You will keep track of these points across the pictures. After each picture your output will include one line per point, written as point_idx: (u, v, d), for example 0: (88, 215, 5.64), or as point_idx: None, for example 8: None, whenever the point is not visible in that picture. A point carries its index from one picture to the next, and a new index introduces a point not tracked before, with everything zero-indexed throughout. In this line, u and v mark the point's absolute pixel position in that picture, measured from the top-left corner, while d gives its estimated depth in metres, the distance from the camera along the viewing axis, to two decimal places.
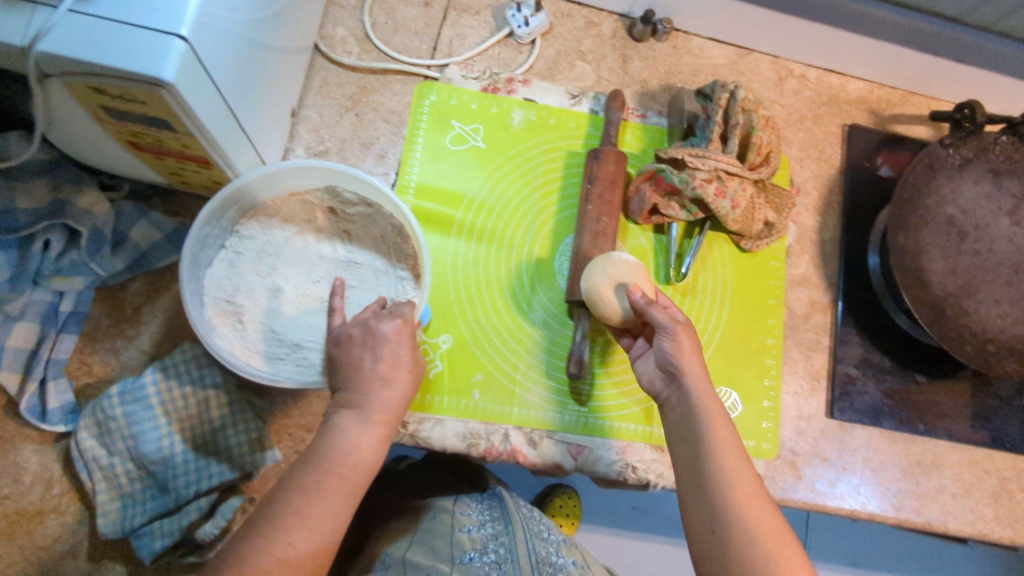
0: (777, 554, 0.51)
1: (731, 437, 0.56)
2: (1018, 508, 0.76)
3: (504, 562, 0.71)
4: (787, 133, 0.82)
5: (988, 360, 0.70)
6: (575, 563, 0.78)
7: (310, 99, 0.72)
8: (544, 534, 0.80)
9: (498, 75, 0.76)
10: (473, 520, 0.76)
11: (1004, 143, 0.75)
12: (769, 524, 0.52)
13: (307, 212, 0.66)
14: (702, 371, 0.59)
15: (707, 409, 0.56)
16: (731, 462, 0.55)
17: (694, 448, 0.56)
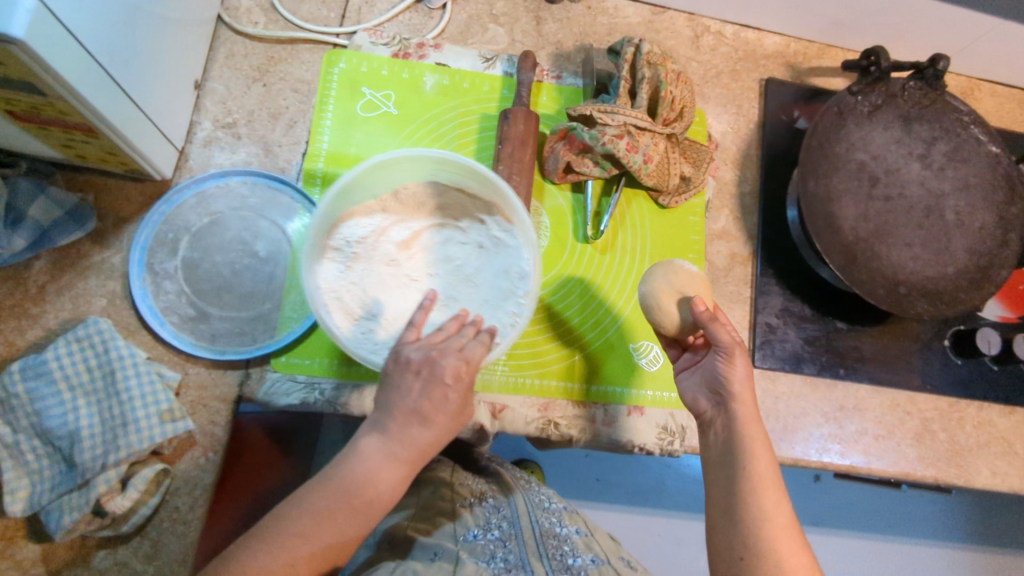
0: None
1: (770, 468, 0.57)
2: (941, 449, 0.77)
3: (507, 536, 0.70)
4: (703, 89, 0.82)
5: (901, 300, 0.71)
6: (582, 533, 0.75)
7: (215, 71, 0.71)
8: (545, 505, 0.79)
9: (408, 41, 0.76)
10: (478, 498, 0.77)
11: (911, 88, 0.76)
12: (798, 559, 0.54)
13: (470, 204, 0.65)
14: (750, 398, 0.61)
15: (749, 436, 0.58)
16: (769, 494, 0.56)
17: (734, 475, 0.57)
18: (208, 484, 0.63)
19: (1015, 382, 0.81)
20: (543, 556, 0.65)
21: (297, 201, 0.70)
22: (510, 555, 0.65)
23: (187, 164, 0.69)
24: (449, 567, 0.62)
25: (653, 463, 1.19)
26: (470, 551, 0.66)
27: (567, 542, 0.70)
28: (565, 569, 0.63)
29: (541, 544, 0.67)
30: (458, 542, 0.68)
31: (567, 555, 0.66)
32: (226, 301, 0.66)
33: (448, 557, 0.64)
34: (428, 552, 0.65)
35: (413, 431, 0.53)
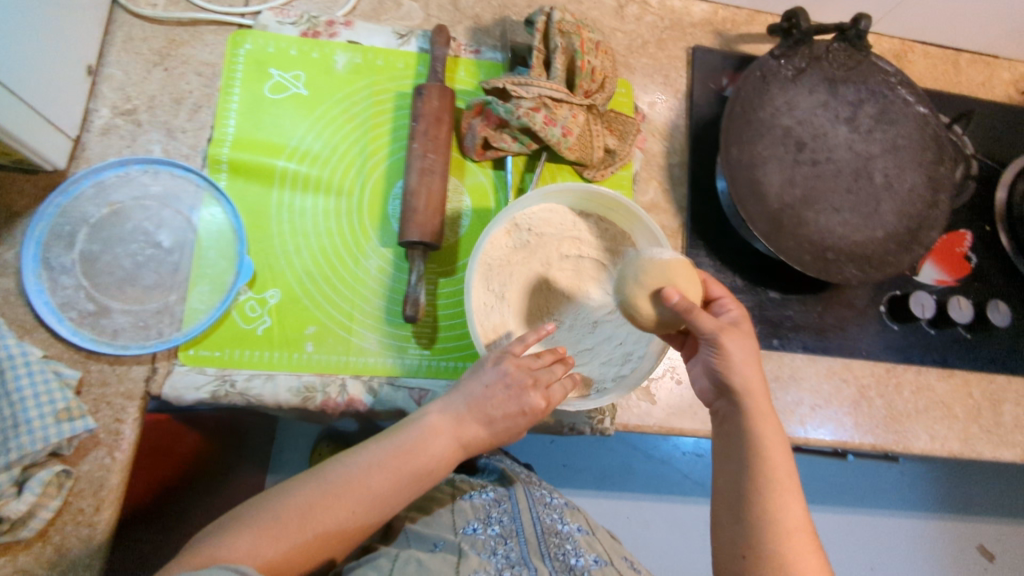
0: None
1: (787, 466, 0.57)
2: (878, 415, 0.76)
3: (509, 535, 0.67)
4: (629, 60, 0.80)
5: (828, 266, 0.70)
6: (583, 530, 0.72)
7: (112, 55, 0.68)
8: (546, 500, 0.75)
9: (317, 19, 0.73)
10: (478, 488, 0.75)
11: (836, 51, 0.75)
12: (811, 560, 0.53)
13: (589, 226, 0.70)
14: (761, 394, 0.59)
15: (762, 434, 0.58)
16: (783, 492, 0.56)
17: (749, 472, 0.57)
18: (113, 484, 0.60)
19: (951, 344, 0.80)
20: (545, 557, 0.64)
21: (202, 187, 0.67)
22: (512, 553, 0.64)
23: (84, 153, 0.66)
24: (453, 559, 0.61)
25: (619, 445, 1.16)
26: (472, 545, 0.64)
27: (569, 539, 0.68)
28: (567, 572, 0.62)
29: (542, 542, 0.66)
30: (458, 534, 0.66)
31: (570, 554, 0.65)
32: (129, 294, 0.63)
33: (448, 548, 0.63)
34: (429, 544, 0.64)
35: (472, 425, 0.60)
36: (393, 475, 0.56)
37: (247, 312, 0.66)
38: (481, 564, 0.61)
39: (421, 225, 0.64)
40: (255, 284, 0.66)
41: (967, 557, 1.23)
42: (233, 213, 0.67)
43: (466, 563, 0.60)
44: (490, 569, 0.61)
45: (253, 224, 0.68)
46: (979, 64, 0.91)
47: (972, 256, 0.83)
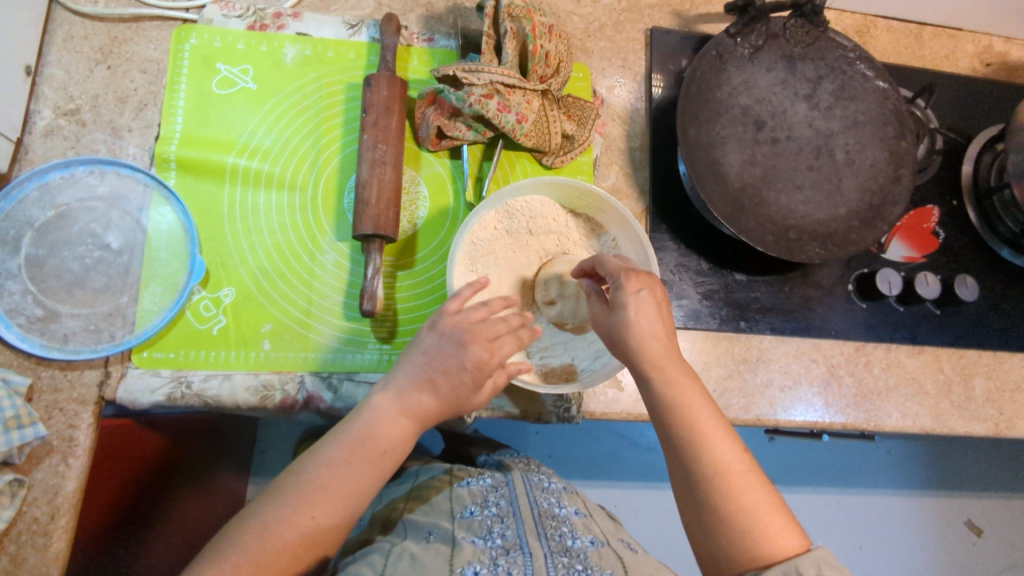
0: (762, 521, 0.50)
1: (704, 404, 0.54)
2: (849, 394, 0.75)
3: (506, 515, 0.59)
4: (586, 44, 0.79)
5: (791, 246, 0.69)
6: (581, 513, 0.64)
7: (53, 54, 0.67)
8: (544, 485, 0.67)
9: (264, 11, 0.72)
10: (475, 476, 0.68)
11: (793, 27, 0.75)
12: (753, 487, 0.52)
13: (567, 227, 0.69)
14: (657, 336, 0.55)
15: (663, 382, 0.54)
16: (710, 431, 0.53)
17: (664, 424, 0.54)
18: (69, 491, 0.58)
19: (920, 320, 0.79)
20: (542, 537, 0.55)
21: (151, 187, 0.66)
22: (507, 532, 0.56)
23: (27, 156, 0.65)
24: (447, 551, 0.54)
25: (605, 436, 1.16)
26: (466, 530, 0.57)
27: (566, 522, 0.60)
28: (564, 553, 0.54)
29: (539, 524, 0.58)
30: (454, 521, 0.59)
31: (567, 536, 0.57)
32: (78, 297, 0.62)
33: (440, 539, 0.56)
34: (423, 532, 0.58)
35: (422, 395, 0.54)
36: (366, 469, 0.53)
37: (201, 312, 0.64)
38: (475, 555, 0.53)
39: (372, 216, 0.64)
40: (208, 283, 0.65)
41: (957, 533, 1.23)
42: (183, 212, 0.65)
43: (460, 554, 0.53)
44: (486, 557, 0.53)
45: (204, 222, 0.66)
46: (943, 37, 0.90)
47: (940, 232, 0.82)
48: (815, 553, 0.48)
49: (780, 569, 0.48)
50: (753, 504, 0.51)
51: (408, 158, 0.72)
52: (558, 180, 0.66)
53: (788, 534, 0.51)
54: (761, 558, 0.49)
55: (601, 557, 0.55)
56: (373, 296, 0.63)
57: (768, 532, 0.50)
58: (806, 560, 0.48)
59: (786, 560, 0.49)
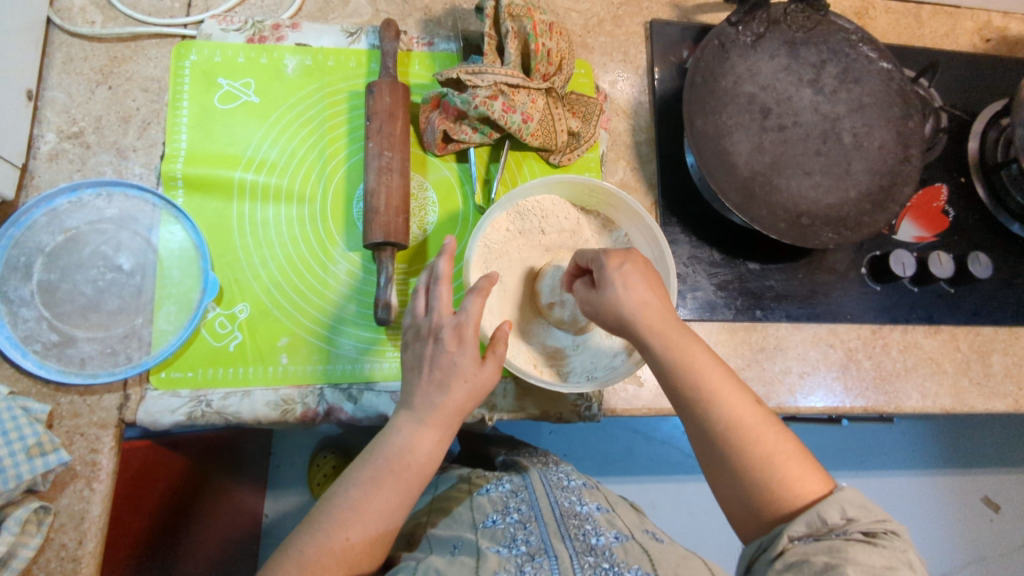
0: (782, 470, 0.51)
1: (709, 362, 0.54)
2: (867, 377, 0.75)
3: (529, 518, 0.58)
4: (585, 40, 0.79)
5: (804, 232, 0.69)
6: (604, 508, 0.62)
7: (53, 78, 0.67)
8: (564, 483, 0.66)
9: (262, 23, 0.72)
10: (495, 482, 0.67)
11: (793, 13, 0.74)
12: (770, 437, 0.52)
13: (578, 224, 0.69)
14: (647, 304, 0.55)
15: (666, 347, 0.54)
16: (719, 388, 0.53)
17: (674, 387, 0.54)
18: (95, 515, 0.58)
19: (935, 300, 0.79)
20: (565, 538, 0.55)
21: (159, 206, 0.65)
22: (531, 537, 0.55)
23: (33, 181, 0.64)
24: (472, 562, 0.53)
25: (619, 432, 1.16)
26: (490, 539, 0.57)
27: (589, 519, 0.59)
28: (589, 553, 0.53)
29: (562, 525, 0.57)
30: (477, 531, 0.59)
31: (590, 534, 0.56)
32: (93, 321, 0.61)
33: (465, 551, 0.56)
34: (449, 547, 0.58)
35: (439, 398, 0.53)
36: (393, 484, 0.52)
37: (216, 329, 0.64)
38: (500, 564, 0.52)
39: (384, 224, 0.63)
40: (222, 300, 0.65)
41: (975, 510, 1.23)
42: (192, 229, 0.65)
43: (485, 564, 0.52)
44: (512, 567, 0.52)
45: (215, 239, 0.66)
46: (942, 15, 0.90)
47: (950, 211, 0.82)
48: (839, 498, 0.49)
49: (803, 516, 0.49)
50: (778, 456, 0.52)
51: (415, 164, 0.72)
52: (567, 178, 0.65)
53: (807, 479, 0.51)
54: (786, 505, 0.50)
55: (628, 553, 0.54)
56: (389, 304, 0.63)
57: (789, 480, 0.51)
58: (830, 506, 0.49)
59: (807, 505, 0.50)
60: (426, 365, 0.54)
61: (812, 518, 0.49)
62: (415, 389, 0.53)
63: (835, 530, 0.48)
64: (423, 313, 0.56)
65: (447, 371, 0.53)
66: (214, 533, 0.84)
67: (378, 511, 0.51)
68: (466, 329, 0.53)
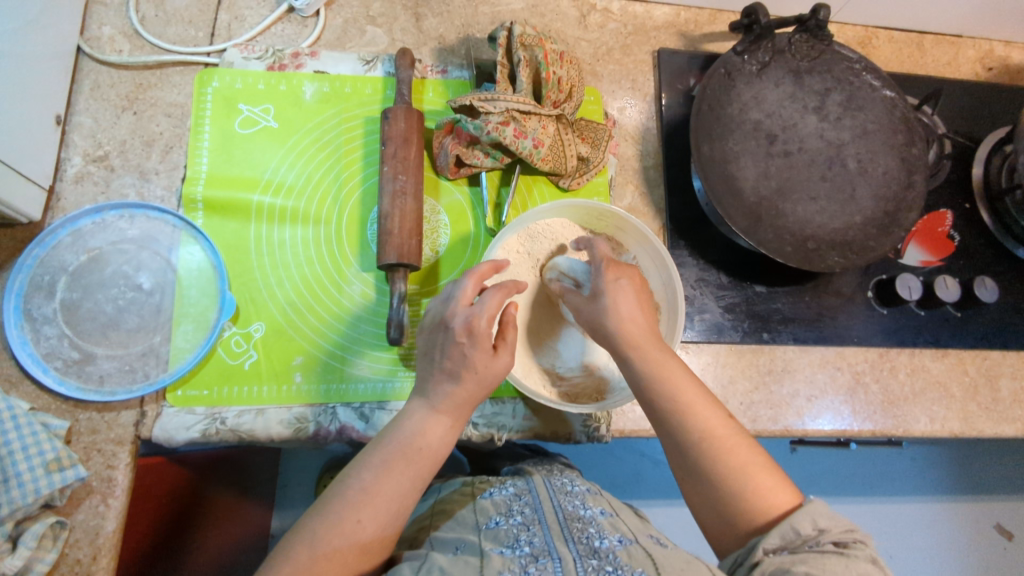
0: (754, 481, 0.53)
1: (686, 378, 0.56)
2: (876, 401, 0.75)
3: (532, 522, 0.58)
4: (595, 68, 0.81)
5: (810, 255, 0.70)
6: (607, 513, 0.62)
7: (81, 104, 0.69)
8: (568, 489, 0.66)
9: (282, 51, 0.74)
10: (498, 487, 0.67)
11: (798, 41, 0.76)
12: (742, 450, 0.54)
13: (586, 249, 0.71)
14: (631, 318, 0.56)
15: (643, 362, 0.55)
16: (692, 403, 0.55)
17: (649, 401, 0.55)
18: (110, 531, 0.59)
19: (942, 324, 0.79)
20: (569, 542, 0.54)
21: (179, 227, 0.67)
22: (534, 540, 0.55)
23: (59, 203, 0.66)
24: (476, 561, 0.53)
25: (627, 455, 1.16)
26: (494, 541, 0.57)
27: (593, 523, 0.58)
28: (593, 556, 0.53)
29: (565, 528, 0.57)
30: (480, 533, 0.59)
31: (594, 537, 0.56)
32: (113, 339, 0.63)
33: (468, 552, 0.56)
34: (451, 548, 0.58)
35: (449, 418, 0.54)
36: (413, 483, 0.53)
37: (232, 347, 0.65)
38: (504, 564, 0.52)
39: (398, 245, 0.65)
40: (238, 319, 0.66)
41: (987, 538, 1.22)
42: (211, 250, 0.66)
43: (488, 563, 0.52)
44: (516, 567, 0.51)
45: (233, 259, 0.68)
46: (944, 44, 0.92)
47: (955, 235, 0.83)
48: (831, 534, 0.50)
49: (778, 529, 0.50)
50: (750, 467, 0.53)
51: (428, 188, 0.74)
52: (578, 203, 0.67)
53: (780, 490, 0.53)
54: (760, 517, 0.52)
55: (630, 556, 0.53)
56: (401, 324, 0.64)
57: (763, 491, 0.52)
58: (804, 519, 0.50)
59: (781, 514, 0.52)
60: (438, 353, 0.54)
61: (787, 530, 0.49)
62: (424, 390, 0.55)
63: (808, 541, 0.49)
64: (444, 301, 0.57)
65: (457, 361, 0.53)
66: (217, 551, 0.84)
67: (388, 528, 0.52)
68: (478, 322, 0.53)
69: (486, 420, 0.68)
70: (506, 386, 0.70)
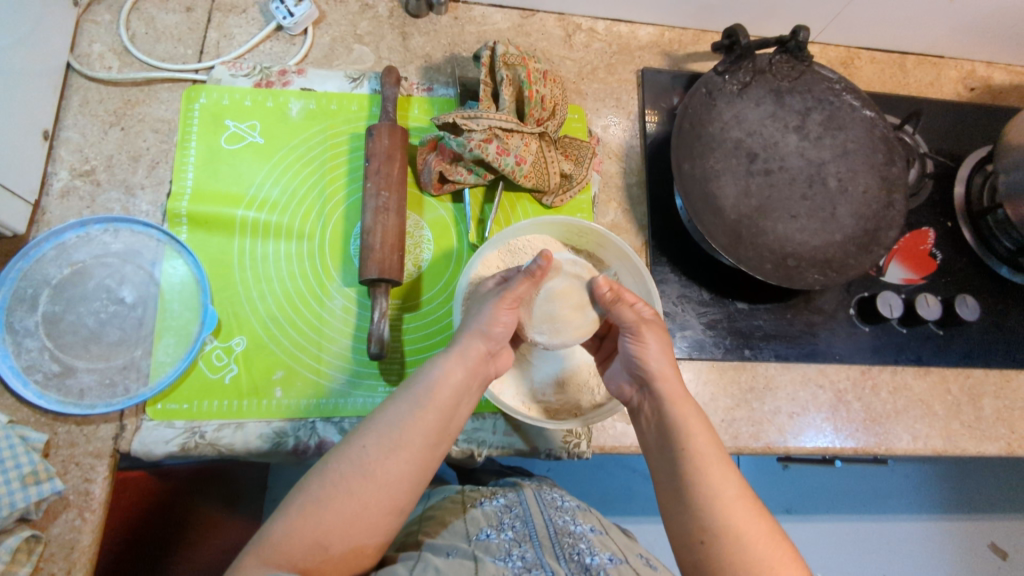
0: (769, 559, 0.50)
1: (714, 443, 0.55)
2: (858, 418, 0.75)
3: (524, 538, 0.59)
4: (579, 86, 0.82)
5: (790, 273, 0.70)
6: (597, 530, 0.63)
7: (69, 119, 0.70)
8: (558, 503, 0.67)
9: (270, 69, 0.75)
10: (488, 497, 0.68)
11: (778, 62, 0.78)
12: (757, 521, 0.51)
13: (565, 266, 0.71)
14: (671, 372, 0.58)
15: (681, 414, 0.56)
16: (715, 465, 0.53)
17: (674, 456, 0.54)
18: (85, 546, 0.59)
19: (924, 341, 0.79)
20: (560, 558, 0.56)
21: (164, 242, 0.68)
22: (527, 555, 0.56)
23: (44, 217, 0.67)
24: (470, 565, 0.53)
25: (617, 470, 1.15)
26: (485, 551, 0.57)
27: (584, 539, 0.59)
28: (584, 573, 0.53)
29: (556, 544, 0.58)
30: (470, 543, 0.58)
31: (585, 554, 0.56)
32: (94, 352, 0.63)
33: (462, 556, 0.55)
34: (442, 552, 0.57)
35: None
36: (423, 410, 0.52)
37: (213, 361, 0.65)
38: (498, 572, 0.52)
39: (379, 261, 0.65)
40: (220, 332, 0.66)
41: (980, 557, 1.21)
42: (193, 264, 0.67)
43: (483, 569, 0.53)
44: None
45: (216, 274, 0.68)
46: (926, 64, 0.93)
47: (937, 254, 0.83)
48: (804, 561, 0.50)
49: None
50: (764, 540, 0.51)
51: (412, 203, 0.74)
52: (558, 219, 0.68)
53: (792, 570, 0.50)
54: None
55: (621, 574, 0.53)
56: (381, 338, 0.64)
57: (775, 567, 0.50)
58: None
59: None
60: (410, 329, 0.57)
61: None
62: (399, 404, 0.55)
63: None
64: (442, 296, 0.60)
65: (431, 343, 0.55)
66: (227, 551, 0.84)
67: None
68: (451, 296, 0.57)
69: (467, 435, 0.68)
70: (488, 401, 0.70)
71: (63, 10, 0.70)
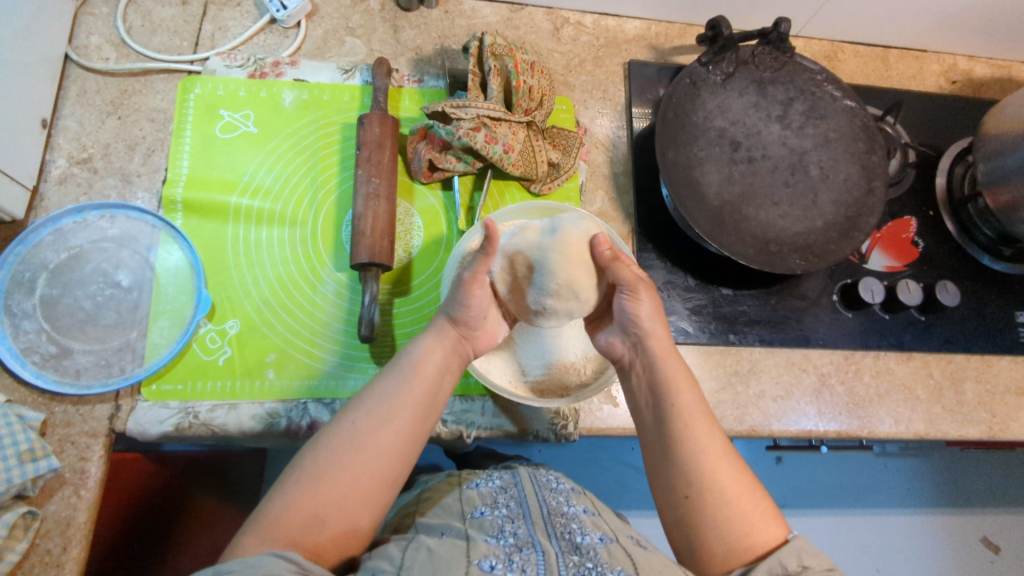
0: (752, 514, 0.53)
1: (701, 403, 0.57)
2: (841, 402, 0.77)
3: (517, 516, 0.60)
4: (568, 78, 0.84)
5: (772, 258, 0.71)
6: (591, 511, 0.64)
7: (67, 108, 0.72)
8: (552, 485, 0.68)
9: (264, 61, 0.77)
10: (484, 479, 0.69)
11: (760, 54, 0.80)
12: (740, 481, 0.54)
13: None
14: (661, 332, 0.60)
15: (670, 372, 0.58)
16: (701, 423, 0.56)
17: (662, 410, 0.57)
18: (81, 522, 0.60)
19: (906, 327, 0.81)
20: (552, 537, 0.56)
21: (158, 228, 0.69)
22: (519, 531, 0.56)
23: (42, 204, 0.68)
24: (462, 545, 0.54)
25: (611, 463, 1.17)
26: (478, 529, 0.57)
27: (575, 519, 0.60)
28: (575, 552, 0.53)
29: (548, 523, 0.58)
30: (465, 521, 0.59)
31: (576, 533, 0.57)
32: (90, 334, 0.65)
33: (455, 535, 0.56)
34: (437, 533, 0.58)
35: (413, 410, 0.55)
36: (421, 388, 0.54)
37: (207, 344, 0.67)
38: (490, 550, 0.53)
39: (370, 245, 0.67)
40: (214, 315, 0.68)
41: (973, 552, 1.22)
42: (188, 250, 0.68)
43: (474, 548, 0.53)
44: (501, 553, 0.53)
45: (210, 258, 0.70)
46: (908, 58, 0.95)
47: (919, 242, 0.85)
48: (797, 545, 0.51)
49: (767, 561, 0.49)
50: (746, 499, 0.53)
51: (403, 191, 0.76)
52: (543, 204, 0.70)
53: (771, 526, 0.53)
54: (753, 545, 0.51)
55: (611, 554, 0.54)
56: (370, 321, 0.65)
57: (758, 523, 0.52)
58: (791, 554, 0.50)
59: (770, 551, 0.51)
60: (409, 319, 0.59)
61: (773, 564, 0.49)
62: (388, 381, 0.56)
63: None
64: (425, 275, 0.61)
65: None
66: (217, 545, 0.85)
67: None
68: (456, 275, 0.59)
69: (455, 417, 0.69)
70: (476, 384, 0.71)
71: (63, 3, 0.72)
